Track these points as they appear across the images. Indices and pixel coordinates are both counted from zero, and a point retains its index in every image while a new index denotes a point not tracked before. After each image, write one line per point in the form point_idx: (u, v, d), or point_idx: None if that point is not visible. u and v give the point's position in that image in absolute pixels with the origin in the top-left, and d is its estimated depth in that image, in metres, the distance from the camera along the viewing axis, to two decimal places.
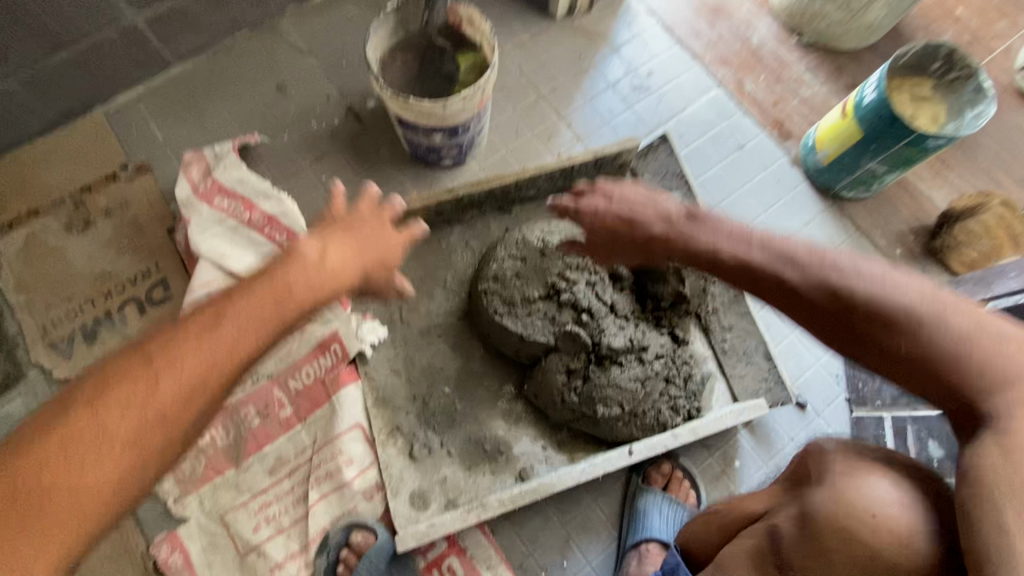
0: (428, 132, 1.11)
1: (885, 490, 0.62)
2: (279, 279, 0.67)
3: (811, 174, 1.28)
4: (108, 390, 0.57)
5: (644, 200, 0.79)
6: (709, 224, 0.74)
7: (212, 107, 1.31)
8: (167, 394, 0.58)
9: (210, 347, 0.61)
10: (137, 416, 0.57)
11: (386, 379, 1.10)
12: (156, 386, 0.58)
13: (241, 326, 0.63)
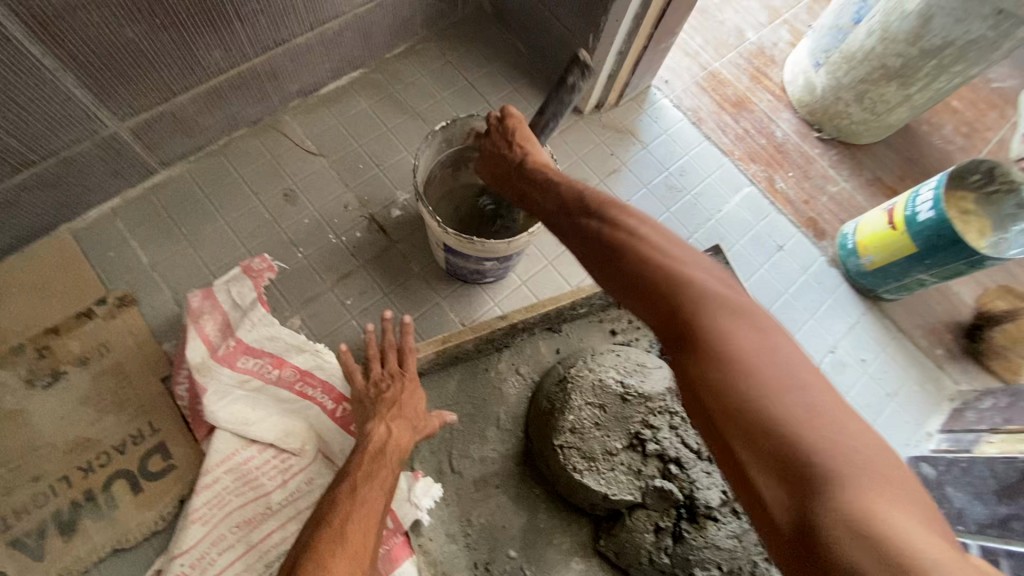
0: (480, 259, 1.00)
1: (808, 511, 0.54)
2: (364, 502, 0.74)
3: (852, 277, 1.27)
4: (317, 540, 0.69)
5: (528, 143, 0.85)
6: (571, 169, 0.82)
7: (208, 221, 1.12)
8: (357, 526, 0.71)
9: (368, 487, 0.76)
10: (352, 532, 0.70)
11: (443, 547, 0.95)
12: (346, 527, 0.70)
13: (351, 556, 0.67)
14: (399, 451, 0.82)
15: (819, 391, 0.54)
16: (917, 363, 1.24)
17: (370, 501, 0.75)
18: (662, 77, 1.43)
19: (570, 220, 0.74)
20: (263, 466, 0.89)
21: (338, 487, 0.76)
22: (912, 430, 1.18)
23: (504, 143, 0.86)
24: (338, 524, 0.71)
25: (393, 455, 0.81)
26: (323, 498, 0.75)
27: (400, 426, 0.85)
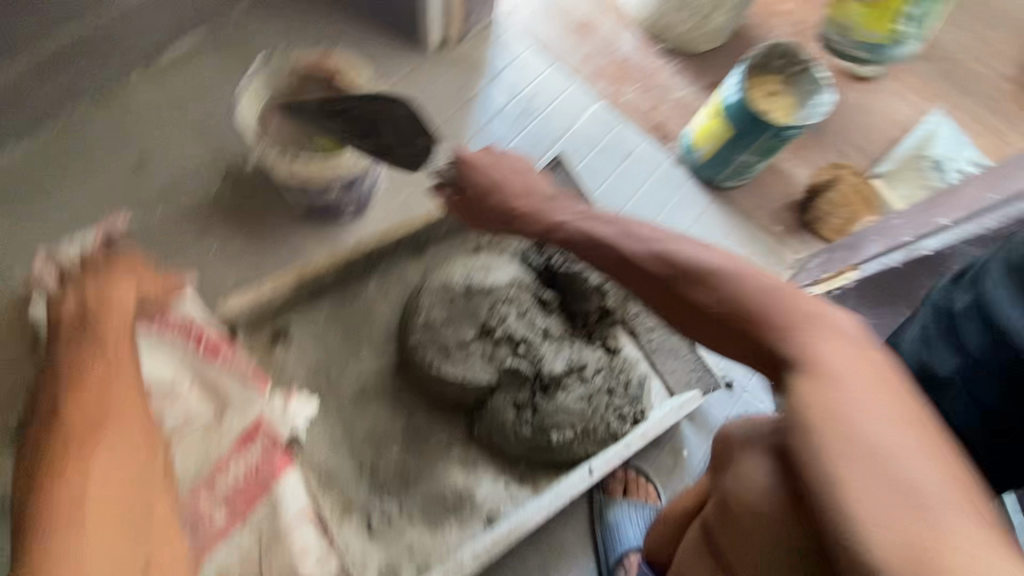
0: (324, 188, 1.05)
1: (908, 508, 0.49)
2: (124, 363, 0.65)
3: (695, 171, 1.38)
4: (57, 426, 0.58)
5: (514, 172, 0.91)
6: (562, 208, 0.87)
7: (60, 192, 1.14)
8: (96, 407, 0.60)
9: (85, 359, 0.62)
10: (101, 431, 0.59)
11: (328, 456, 1.03)
12: (90, 410, 0.59)
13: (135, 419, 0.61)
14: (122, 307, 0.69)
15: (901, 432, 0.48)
16: (759, 241, 1.38)
17: (120, 357, 0.64)
18: (508, 9, 1.50)
19: (610, 237, 0.78)
20: None
21: (61, 374, 0.61)
22: None
23: (478, 175, 0.90)
24: (66, 442, 0.57)
25: (116, 322, 0.68)
26: (44, 382, 0.61)
27: (141, 277, 0.74)
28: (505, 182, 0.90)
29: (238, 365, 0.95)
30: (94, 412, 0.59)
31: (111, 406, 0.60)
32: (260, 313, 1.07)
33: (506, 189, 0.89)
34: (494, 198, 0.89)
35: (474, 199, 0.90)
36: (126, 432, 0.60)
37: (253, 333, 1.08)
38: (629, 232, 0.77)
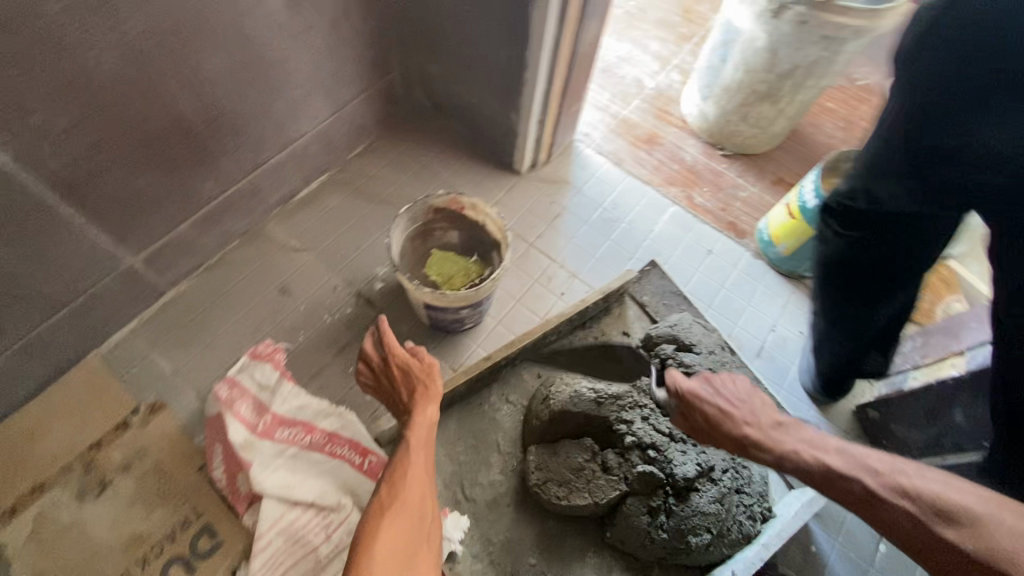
0: (458, 310, 1.18)
1: None
2: (417, 458, 0.78)
3: (775, 263, 1.48)
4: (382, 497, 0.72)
5: (743, 400, 0.88)
6: (794, 437, 0.80)
7: (216, 324, 1.29)
8: (407, 489, 0.73)
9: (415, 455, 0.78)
10: (408, 496, 0.72)
11: (471, 567, 1.07)
12: (403, 479, 0.74)
13: (417, 500, 0.72)
14: (427, 423, 0.85)
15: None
16: None
17: (422, 464, 0.78)
18: (582, 131, 1.69)
19: (869, 480, 0.69)
20: (308, 524, 1.02)
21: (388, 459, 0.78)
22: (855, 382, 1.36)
23: (710, 409, 0.88)
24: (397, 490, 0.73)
25: (421, 435, 0.82)
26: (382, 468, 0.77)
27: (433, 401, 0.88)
28: (734, 404, 0.88)
29: None
30: (397, 502, 0.71)
31: (406, 485, 0.73)
32: None
33: (738, 412, 0.86)
34: (720, 422, 0.87)
35: (705, 415, 0.88)
36: (405, 521, 0.69)
37: None
38: (865, 466, 0.71)
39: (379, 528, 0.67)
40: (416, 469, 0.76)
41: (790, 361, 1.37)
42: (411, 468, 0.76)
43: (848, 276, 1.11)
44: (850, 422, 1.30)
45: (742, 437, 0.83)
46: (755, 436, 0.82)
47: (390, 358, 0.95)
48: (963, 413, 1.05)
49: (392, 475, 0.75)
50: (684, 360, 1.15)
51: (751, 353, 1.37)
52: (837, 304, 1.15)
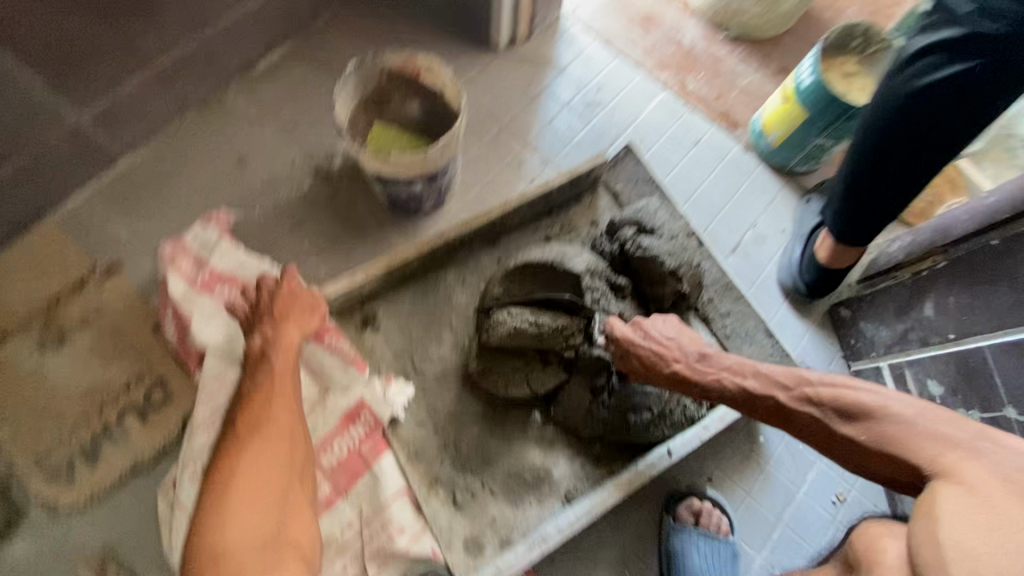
0: (409, 181, 1.12)
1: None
2: (280, 386, 0.82)
3: (766, 157, 1.37)
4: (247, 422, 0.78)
5: (672, 338, 0.94)
6: (714, 366, 0.89)
7: (172, 193, 1.26)
8: (270, 416, 0.79)
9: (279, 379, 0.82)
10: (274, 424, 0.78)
11: (414, 432, 1.09)
12: (263, 405, 0.80)
13: (286, 426, 0.79)
14: (290, 346, 0.87)
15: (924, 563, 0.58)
16: None
17: (283, 387, 0.82)
18: (571, 6, 1.53)
19: (784, 399, 0.80)
20: None
21: (244, 384, 0.83)
22: None
23: (641, 355, 0.94)
24: (262, 419, 0.78)
25: (283, 358, 0.85)
26: (239, 387, 0.83)
27: (299, 323, 0.90)
28: (668, 342, 0.93)
29: (342, 350, 1.08)
30: (259, 433, 0.77)
31: (273, 411, 0.79)
32: (351, 299, 1.14)
33: (670, 352, 0.92)
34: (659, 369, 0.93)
35: (641, 358, 0.94)
36: (276, 449, 0.76)
37: (344, 317, 1.16)
38: (801, 376, 0.80)
39: (245, 455, 0.74)
40: (282, 393, 0.82)
41: (766, 259, 1.29)
42: (274, 393, 0.81)
43: (923, 127, 0.89)
44: (823, 322, 1.24)
45: (672, 373, 0.91)
46: (688, 373, 0.91)
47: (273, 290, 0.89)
48: (934, 305, 1.01)
49: (251, 405, 0.79)
50: (642, 243, 1.08)
51: (725, 249, 1.30)
52: (924, 141, 0.90)
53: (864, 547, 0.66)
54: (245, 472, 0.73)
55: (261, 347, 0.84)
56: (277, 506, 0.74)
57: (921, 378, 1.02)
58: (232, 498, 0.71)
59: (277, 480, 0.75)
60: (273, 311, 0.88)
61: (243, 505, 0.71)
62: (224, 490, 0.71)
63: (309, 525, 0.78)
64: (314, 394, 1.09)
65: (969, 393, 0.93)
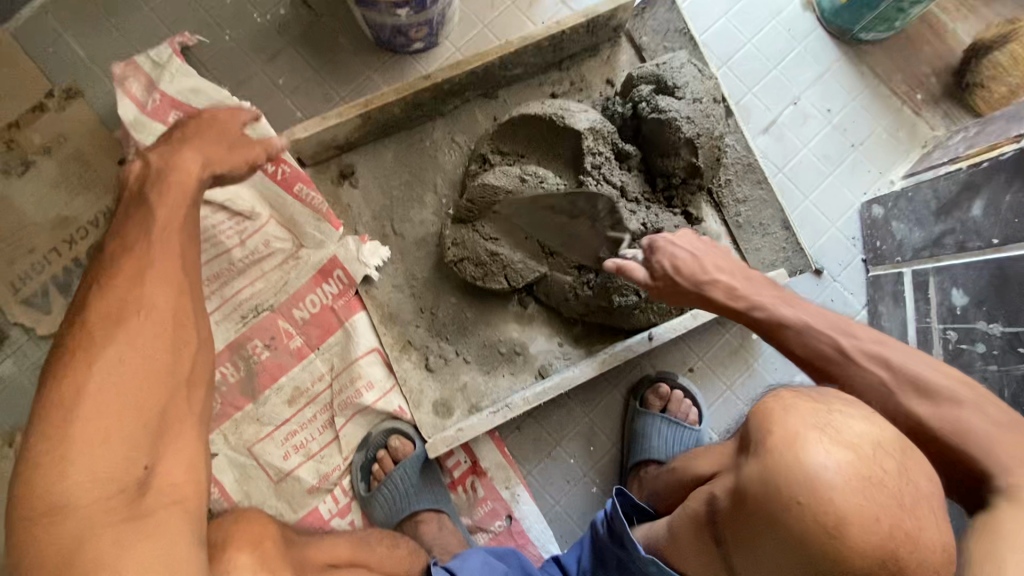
0: (392, 8, 0.95)
1: (826, 462, 0.53)
2: (163, 247, 0.63)
3: (827, 17, 1.13)
4: (101, 309, 0.58)
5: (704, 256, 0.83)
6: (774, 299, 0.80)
7: (133, 9, 1.11)
8: (123, 304, 0.58)
9: (163, 232, 0.64)
10: (136, 319, 0.58)
11: (390, 295, 1.05)
12: (128, 272, 0.60)
13: (167, 318, 0.60)
14: (184, 181, 0.68)
15: (857, 481, 0.52)
16: (889, 111, 1.14)
17: (165, 255, 0.63)
18: None
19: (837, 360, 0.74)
20: (221, 227, 1.01)
21: (110, 247, 0.63)
22: (873, 179, 1.13)
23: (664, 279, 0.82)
24: (113, 313, 0.58)
25: (165, 191, 0.67)
26: (109, 247, 0.64)
27: (209, 149, 0.72)
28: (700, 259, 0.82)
29: (314, 203, 1.00)
30: (98, 334, 0.56)
31: (143, 288, 0.60)
32: (325, 147, 1.03)
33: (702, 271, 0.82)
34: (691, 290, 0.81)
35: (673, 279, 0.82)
36: (142, 357, 0.56)
37: (321, 168, 1.07)
38: (844, 329, 0.75)
39: (98, 362, 0.55)
40: (165, 266, 0.62)
41: (802, 143, 1.12)
42: (156, 262, 0.62)
43: None
44: (851, 220, 1.11)
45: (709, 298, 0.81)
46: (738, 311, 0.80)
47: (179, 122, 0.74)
48: (985, 204, 0.87)
49: (117, 280, 0.60)
50: (658, 104, 0.92)
51: (756, 127, 1.12)
52: None
53: (784, 453, 0.55)
54: (95, 385, 0.53)
55: (145, 179, 0.68)
56: (149, 430, 0.55)
57: (946, 286, 0.92)
58: (76, 427, 0.52)
59: (147, 397, 0.55)
60: (178, 136, 0.72)
61: (97, 432, 0.52)
62: (63, 411, 0.52)
63: (199, 457, 0.59)
64: (286, 247, 1.03)
65: (996, 305, 0.83)
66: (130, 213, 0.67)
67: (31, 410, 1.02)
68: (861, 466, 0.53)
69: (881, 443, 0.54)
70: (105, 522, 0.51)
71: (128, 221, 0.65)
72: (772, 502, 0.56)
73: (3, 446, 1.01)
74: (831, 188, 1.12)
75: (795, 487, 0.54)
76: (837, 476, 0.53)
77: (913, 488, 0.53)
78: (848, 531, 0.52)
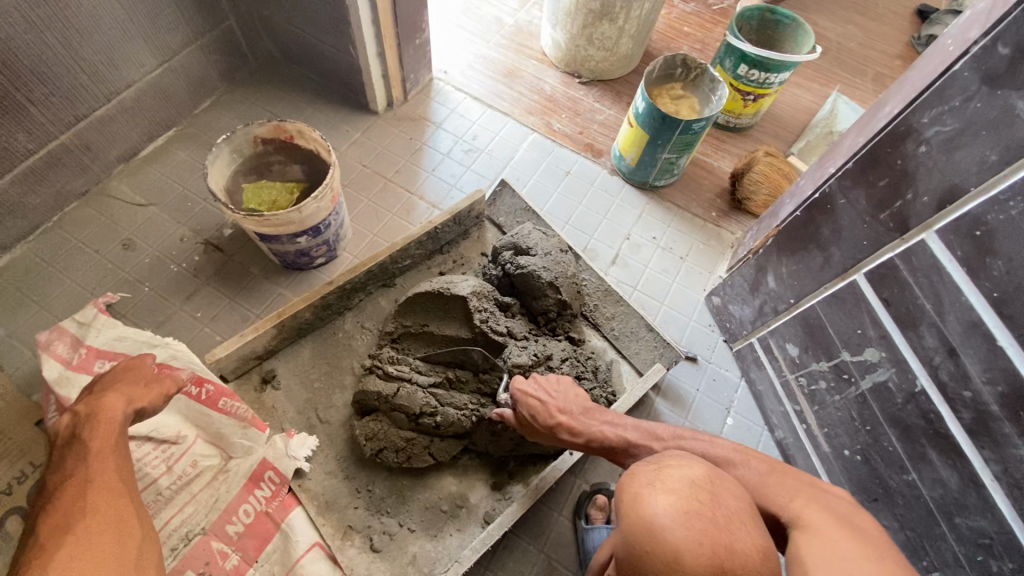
0: (292, 238, 1.17)
1: (659, 506, 0.63)
2: (99, 465, 0.71)
3: (628, 177, 1.52)
4: (48, 527, 0.63)
5: (559, 389, 0.99)
6: (598, 418, 0.94)
7: (54, 284, 1.25)
8: (68, 516, 0.64)
9: (103, 455, 0.73)
10: (87, 523, 0.64)
11: (324, 482, 1.08)
12: (69, 492, 0.67)
13: (112, 516, 0.66)
14: (112, 416, 0.79)
15: (682, 516, 0.62)
16: (699, 228, 1.49)
17: (105, 473, 0.71)
18: (440, 70, 1.69)
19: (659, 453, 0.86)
20: (146, 457, 1.03)
21: (50, 483, 0.70)
22: (706, 278, 1.42)
23: (530, 405, 0.97)
24: (63, 524, 0.63)
25: (103, 422, 0.77)
26: (43, 485, 0.70)
27: (129, 392, 0.84)
28: (556, 396, 0.98)
29: (238, 412, 1.07)
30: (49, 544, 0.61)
31: (89, 499, 0.67)
32: (246, 360, 1.14)
33: (555, 403, 0.96)
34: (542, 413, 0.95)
35: (530, 405, 0.96)
36: (98, 549, 0.61)
37: (242, 379, 1.16)
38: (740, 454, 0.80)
39: (51, 564, 0.58)
40: (106, 478, 0.70)
41: (644, 265, 1.41)
42: (95, 479, 0.70)
43: None
44: (703, 312, 1.37)
45: (554, 424, 0.93)
46: (567, 419, 0.94)
47: (107, 376, 0.86)
48: (774, 277, 1.14)
49: (61, 499, 0.67)
50: (520, 263, 1.17)
51: (606, 262, 1.41)
52: None
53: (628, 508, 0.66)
54: None
55: (74, 424, 0.77)
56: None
57: (781, 343, 1.15)
58: None
59: None
60: (102, 386, 0.84)
61: None
62: None
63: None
64: (214, 462, 1.07)
65: (816, 347, 1.05)
66: (64, 452, 0.74)
67: None
68: (685, 502, 0.63)
69: (695, 482, 0.66)
70: None
71: (64, 457, 0.72)
72: (633, 561, 0.62)
73: None
74: (678, 293, 1.39)
75: (639, 537, 0.63)
76: (669, 516, 0.62)
77: (724, 511, 0.63)
78: (684, 562, 0.59)
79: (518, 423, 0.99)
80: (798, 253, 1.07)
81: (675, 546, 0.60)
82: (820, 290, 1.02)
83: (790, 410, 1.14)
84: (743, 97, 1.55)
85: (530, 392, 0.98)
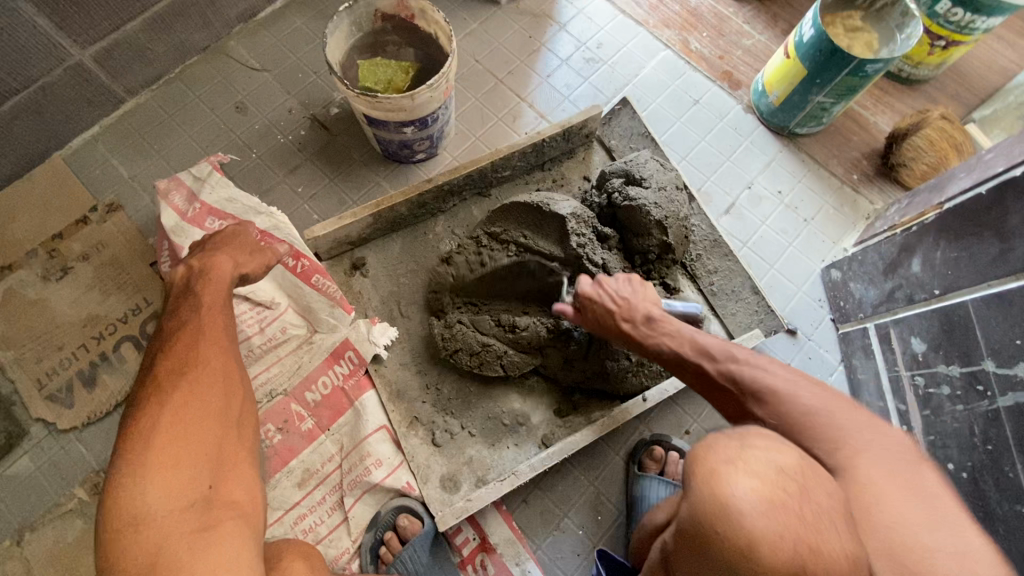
0: (399, 127, 1.12)
1: (744, 491, 0.56)
2: (209, 318, 0.76)
3: (765, 117, 1.34)
4: (165, 366, 0.69)
5: (630, 296, 0.84)
6: (670, 329, 0.79)
7: (173, 136, 1.29)
8: (181, 361, 0.69)
9: (214, 310, 0.77)
10: (200, 373, 0.69)
11: (397, 372, 1.12)
12: (183, 339, 0.72)
13: (219, 372, 0.70)
14: (222, 276, 0.82)
15: (765, 506, 0.56)
16: (832, 190, 1.31)
17: (213, 327, 0.75)
18: None
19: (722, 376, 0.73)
20: (243, 315, 1.10)
21: (167, 325, 0.75)
22: (828, 247, 1.27)
23: (602, 308, 0.84)
24: (183, 369, 0.68)
25: (213, 279, 0.81)
26: (161, 323, 0.75)
27: (236, 255, 0.86)
28: (624, 302, 0.84)
29: (329, 291, 1.10)
30: (170, 380, 0.67)
31: (200, 348, 0.71)
32: (340, 243, 1.15)
33: (623, 310, 0.83)
34: (605, 313, 0.84)
35: (596, 313, 0.85)
36: (206, 395, 0.67)
37: (335, 261, 1.18)
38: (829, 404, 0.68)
39: (168, 404, 0.65)
40: (213, 332, 0.74)
41: (760, 220, 1.28)
42: (205, 331, 0.74)
43: None
44: (815, 284, 1.24)
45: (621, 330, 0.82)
46: (628, 331, 0.82)
47: (231, 230, 0.90)
48: (922, 261, 0.99)
49: (178, 341, 0.72)
50: (630, 194, 1.07)
51: (718, 209, 1.28)
52: None
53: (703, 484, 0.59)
54: (167, 422, 0.63)
55: (189, 275, 0.81)
56: (210, 458, 0.64)
57: (906, 336, 1.02)
58: (154, 453, 0.61)
59: (210, 428, 0.65)
60: (212, 244, 0.87)
61: (172, 452, 0.62)
62: (143, 438, 0.62)
63: (252, 484, 0.67)
64: (301, 332, 1.12)
65: (950, 348, 0.92)
66: (182, 298, 0.78)
67: (42, 505, 1.04)
68: (770, 491, 0.56)
69: (784, 469, 0.58)
70: (180, 537, 0.58)
71: (182, 302, 0.77)
72: (700, 535, 0.60)
73: (9, 545, 1.00)
74: (792, 258, 1.25)
75: (710, 517, 0.59)
76: (751, 503, 0.56)
77: (814, 505, 0.56)
78: (760, 550, 0.55)
79: (581, 320, 0.89)
80: (965, 239, 0.91)
81: (757, 537, 0.55)
82: (981, 286, 0.87)
83: (893, 409, 1.04)
84: (932, 41, 1.28)
85: (598, 298, 0.85)
